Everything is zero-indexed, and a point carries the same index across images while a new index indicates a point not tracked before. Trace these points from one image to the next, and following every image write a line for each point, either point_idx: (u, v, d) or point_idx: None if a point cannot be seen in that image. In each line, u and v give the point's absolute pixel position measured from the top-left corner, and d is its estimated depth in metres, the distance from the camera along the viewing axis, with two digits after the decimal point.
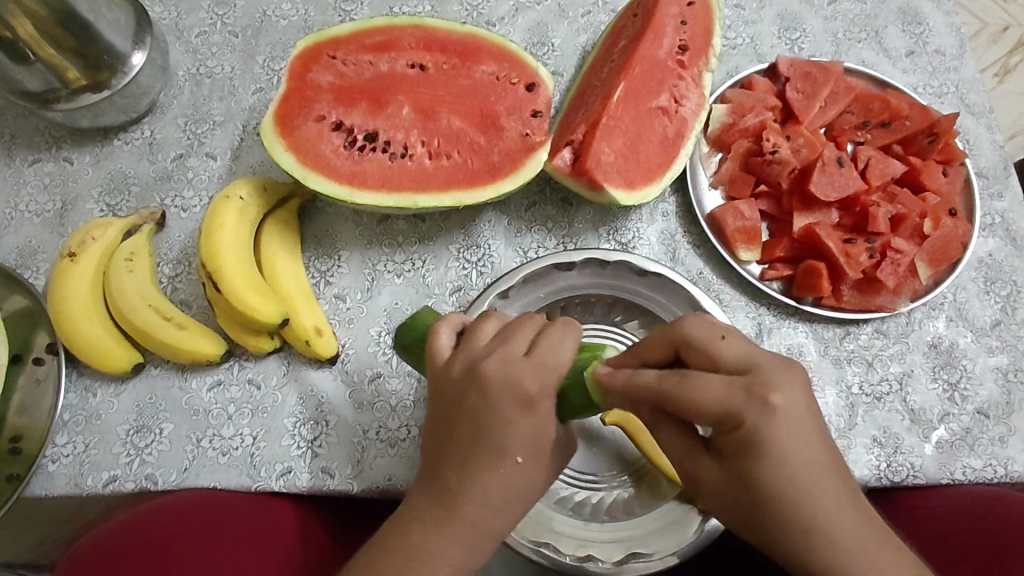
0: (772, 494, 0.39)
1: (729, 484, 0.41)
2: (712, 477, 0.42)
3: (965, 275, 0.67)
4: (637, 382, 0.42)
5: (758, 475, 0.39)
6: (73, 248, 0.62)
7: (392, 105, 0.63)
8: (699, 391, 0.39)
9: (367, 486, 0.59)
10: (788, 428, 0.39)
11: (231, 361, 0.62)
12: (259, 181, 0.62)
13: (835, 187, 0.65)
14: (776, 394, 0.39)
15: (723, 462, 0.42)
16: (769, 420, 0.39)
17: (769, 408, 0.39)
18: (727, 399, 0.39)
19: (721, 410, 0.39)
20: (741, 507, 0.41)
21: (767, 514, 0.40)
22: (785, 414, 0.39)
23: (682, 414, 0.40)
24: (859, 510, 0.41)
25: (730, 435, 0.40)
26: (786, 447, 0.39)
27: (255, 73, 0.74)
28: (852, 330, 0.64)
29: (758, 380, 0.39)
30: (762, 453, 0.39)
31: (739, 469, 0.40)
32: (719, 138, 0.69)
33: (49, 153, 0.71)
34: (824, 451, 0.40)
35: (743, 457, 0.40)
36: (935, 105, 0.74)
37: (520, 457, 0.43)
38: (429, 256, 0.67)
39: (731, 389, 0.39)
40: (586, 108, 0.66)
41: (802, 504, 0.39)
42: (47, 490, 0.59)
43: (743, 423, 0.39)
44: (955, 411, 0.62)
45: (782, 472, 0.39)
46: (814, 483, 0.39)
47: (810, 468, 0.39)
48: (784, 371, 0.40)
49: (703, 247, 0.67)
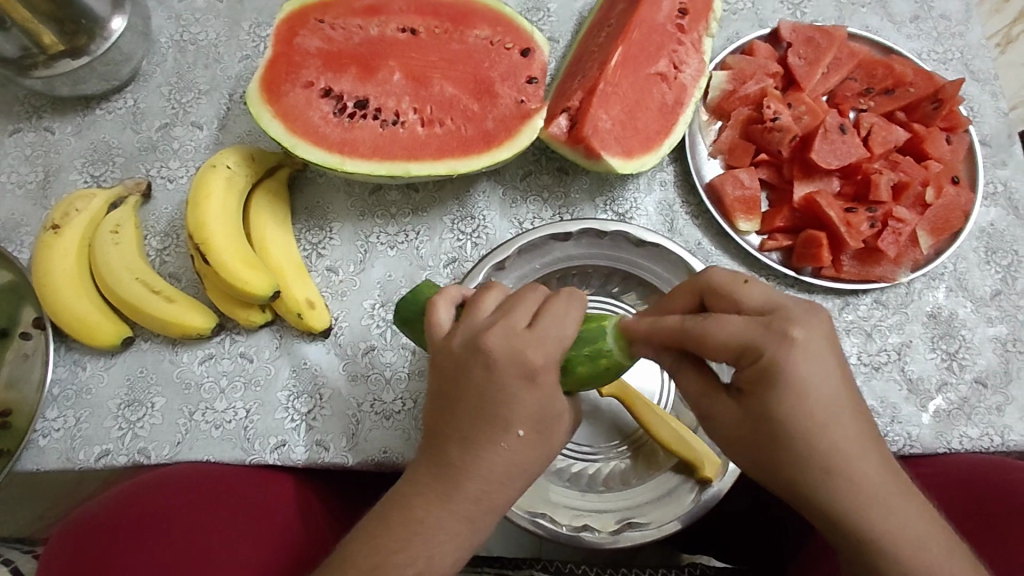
0: (790, 431, 0.38)
1: (746, 426, 0.40)
2: (728, 419, 0.41)
3: (966, 245, 0.66)
4: (658, 325, 0.42)
5: (776, 412, 0.38)
6: (56, 220, 0.61)
7: (383, 71, 0.61)
8: (717, 325, 0.39)
9: (362, 458, 0.58)
10: (809, 364, 0.38)
11: (222, 334, 0.61)
12: (247, 150, 0.60)
13: (837, 155, 0.63)
14: (798, 329, 0.38)
15: (741, 402, 0.40)
16: (789, 353, 0.37)
17: (790, 340, 0.38)
18: (747, 335, 0.38)
19: (740, 344, 0.38)
20: (757, 449, 0.40)
21: (784, 453, 0.39)
22: (806, 349, 0.38)
23: (702, 352, 0.40)
24: (879, 454, 0.39)
25: (748, 369, 0.39)
26: (806, 382, 0.38)
27: (241, 40, 0.71)
28: (851, 301, 0.64)
29: (778, 316, 0.38)
30: (782, 389, 0.38)
31: (757, 408, 0.39)
32: (719, 106, 0.67)
33: (30, 123, 0.69)
34: (845, 390, 0.39)
35: (761, 393, 0.38)
36: (939, 71, 0.73)
37: (522, 430, 0.42)
38: (423, 228, 0.65)
39: (752, 325, 0.38)
40: (583, 74, 0.65)
41: (820, 444, 0.38)
42: (38, 464, 0.58)
43: (761, 356, 0.38)
44: (953, 381, 0.62)
45: (801, 408, 0.38)
46: (834, 420, 0.38)
47: (831, 406, 0.38)
48: (808, 312, 0.39)
49: (701, 218, 0.66)
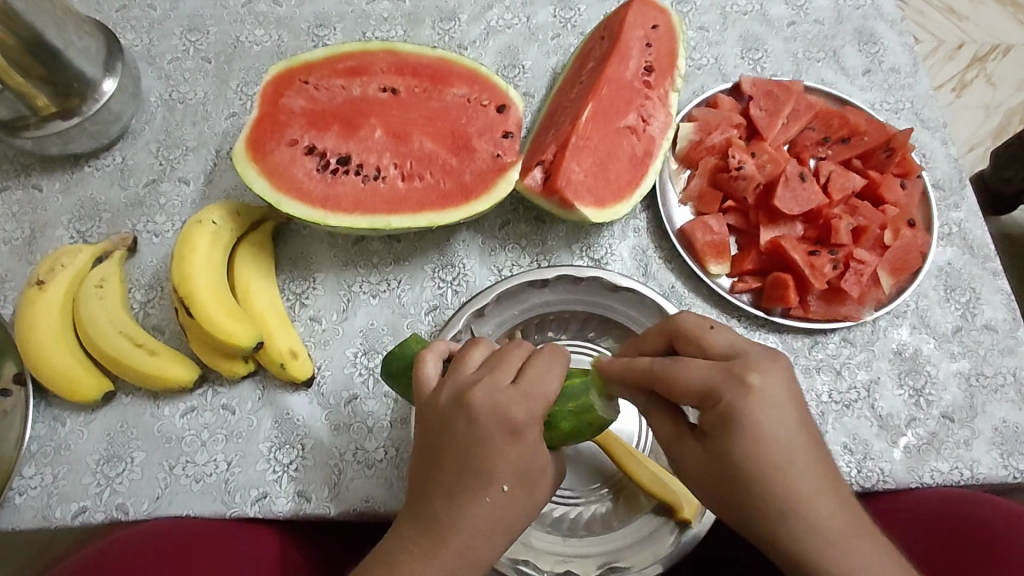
0: (749, 472, 0.40)
1: (710, 468, 0.42)
2: (693, 459, 0.43)
3: (926, 283, 0.69)
4: (630, 365, 0.44)
5: (736, 453, 0.40)
6: (41, 276, 0.61)
7: (364, 128, 0.64)
8: (683, 369, 0.41)
9: (344, 508, 0.58)
10: (767, 409, 0.40)
11: (205, 386, 0.62)
12: (232, 205, 0.62)
13: (799, 201, 0.67)
14: (755, 375, 0.40)
15: (704, 443, 0.42)
16: (747, 399, 0.40)
17: (748, 387, 0.40)
18: (709, 379, 0.40)
19: (703, 389, 0.40)
20: (718, 486, 0.42)
21: (746, 491, 0.41)
22: (764, 394, 0.40)
23: (668, 394, 0.41)
24: (838, 495, 0.41)
25: (710, 412, 0.41)
26: (764, 426, 0.40)
27: (229, 98, 0.74)
28: (820, 339, 0.66)
29: (740, 362, 0.41)
30: (741, 433, 0.40)
31: (719, 450, 0.41)
32: (687, 156, 0.71)
33: (18, 181, 0.70)
34: (804, 434, 0.41)
35: (722, 436, 0.40)
36: (892, 120, 0.77)
37: (506, 484, 0.43)
38: (404, 277, 0.67)
39: (714, 370, 0.41)
40: (556, 128, 0.68)
41: (780, 484, 0.40)
42: (13, 523, 0.58)
43: (721, 401, 0.40)
44: (921, 416, 0.64)
45: (761, 450, 0.40)
46: (793, 461, 0.40)
47: (790, 448, 0.40)
48: (768, 359, 0.41)
49: (673, 262, 0.69)
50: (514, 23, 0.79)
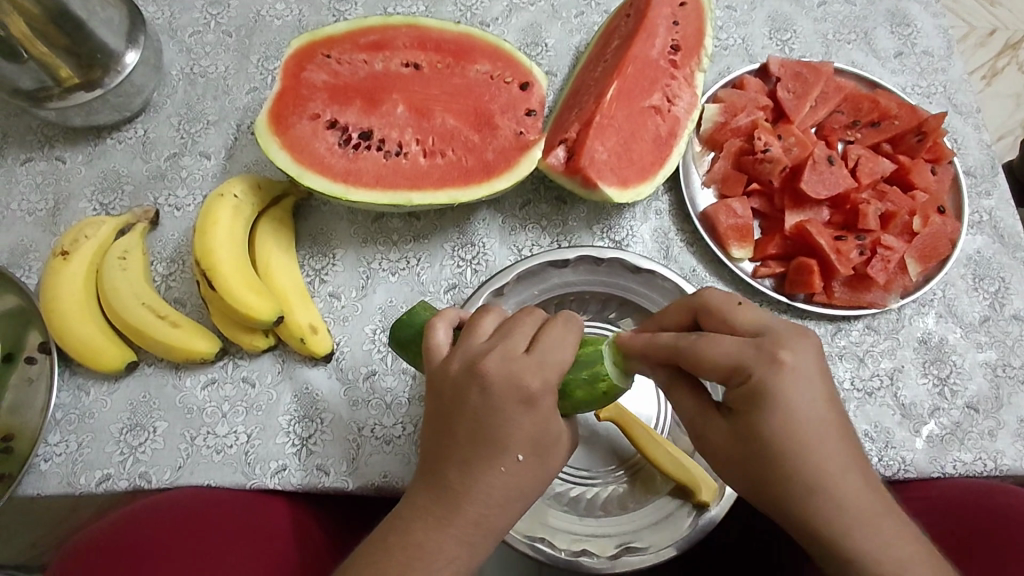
0: (777, 449, 0.39)
1: (736, 447, 0.42)
2: (719, 438, 0.43)
3: (954, 272, 0.68)
4: (653, 341, 0.44)
5: (764, 430, 0.40)
6: (65, 247, 0.62)
7: (387, 104, 0.64)
8: (710, 345, 0.40)
9: (362, 483, 0.59)
10: (797, 386, 0.39)
11: (225, 359, 0.62)
12: (253, 179, 0.62)
13: (826, 185, 0.65)
14: (786, 352, 0.39)
15: (730, 420, 0.42)
16: (777, 375, 0.39)
17: (778, 363, 0.39)
18: (737, 355, 0.40)
19: (731, 364, 0.40)
20: (744, 465, 0.42)
21: (773, 470, 0.40)
22: (794, 371, 0.39)
23: (695, 370, 0.41)
24: (867, 476, 0.40)
25: (738, 389, 0.40)
26: (794, 402, 0.39)
27: (250, 73, 0.74)
28: (844, 326, 0.65)
29: (768, 338, 0.40)
30: (770, 408, 0.39)
31: (746, 427, 0.41)
32: (712, 138, 0.69)
33: (42, 153, 0.71)
34: (833, 412, 0.40)
35: (750, 411, 0.40)
36: (923, 104, 0.75)
37: (520, 454, 0.43)
38: (424, 255, 0.67)
39: (742, 346, 0.40)
40: (580, 107, 0.67)
41: (808, 463, 0.39)
42: (39, 489, 0.59)
43: (750, 377, 0.40)
44: (945, 406, 0.63)
45: (790, 427, 0.39)
46: (822, 439, 0.39)
47: (819, 426, 0.39)
48: (798, 335, 0.40)
49: (696, 245, 0.68)
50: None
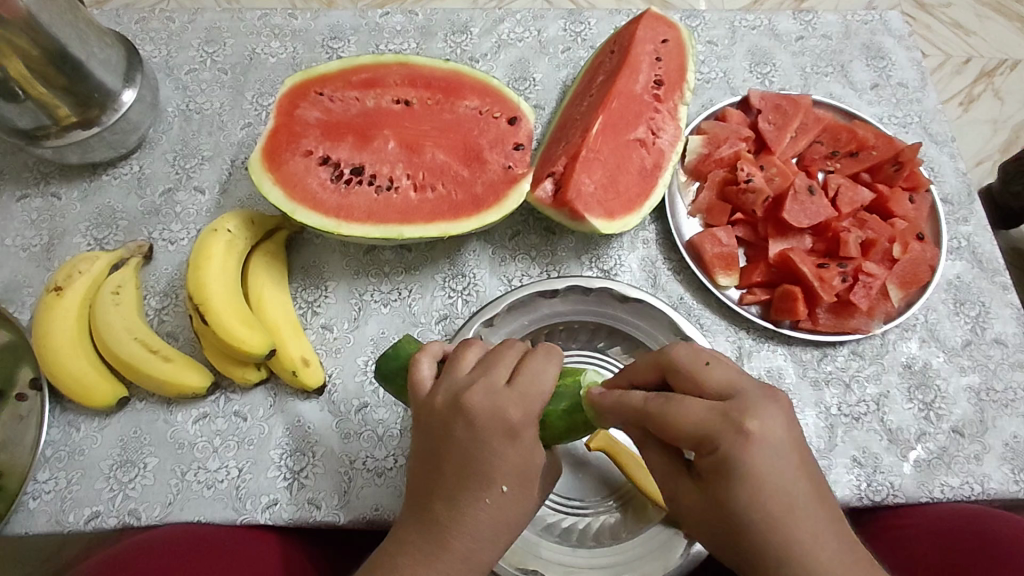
0: (749, 519, 0.40)
1: (711, 514, 0.41)
2: (694, 503, 0.43)
3: (935, 297, 0.69)
4: (623, 401, 0.43)
5: (737, 501, 0.40)
6: (59, 282, 0.62)
7: (378, 140, 0.65)
8: (679, 412, 0.40)
9: (354, 516, 0.58)
10: (765, 456, 0.39)
11: (217, 393, 0.62)
12: (247, 214, 0.63)
13: (808, 215, 0.67)
14: (752, 421, 0.39)
15: (703, 487, 0.42)
16: (745, 446, 0.39)
17: (745, 434, 0.39)
18: (706, 423, 0.40)
19: (699, 432, 0.40)
20: (721, 533, 0.41)
21: (746, 540, 0.40)
22: (762, 440, 0.39)
23: (664, 436, 0.41)
24: (840, 539, 0.40)
25: (708, 457, 0.40)
26: (762, 471, 0.39)
27: (244, 109, 0.76)
28: (830, 352, 0.66)
29: (736, 406, 0.40)
30: (741, 478, 0.39)
31: (718, 496, 0.40)
32: (696, 169, 0.71)
33: (37, 189, 0.72)
34: (803, 478, 0.40)
35: (722, 480, 0.40)
36: (900, 134, 0.78)
37: (506, 486, 0.43)
38: (415, 286, 0.68)
39: (710, 414, 0.40)
40: (566, 140, 0.69)
41: (779, 533, 0.39)
42: (26, 528, 0.58)
43: (718, 447, 0.39)
44: (932, 431, 0.63)
45: (759, 497, 0.39)
46: (792, 507, 0.39)
47: (788, 494, 0.39)
48: (764, 399, 0.40)
49: (682, 274, 0.69)
50: (524, 37, 0.80)
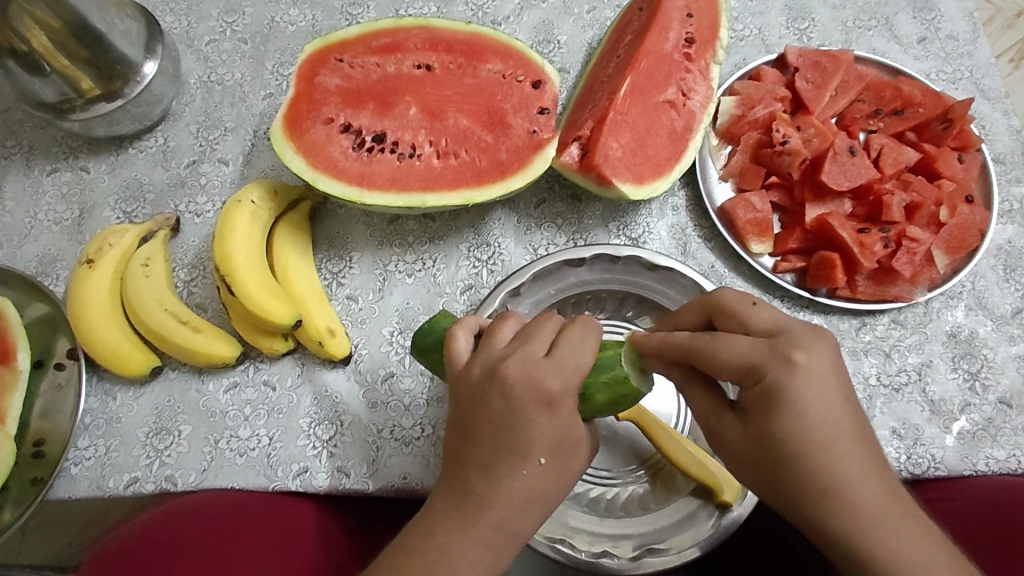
0: (790, 450, 0.38)
1: (751, 448, 0.41)
2: (733, 440, 0.42)
3: (984, 263, 0.66)
4: (667, 340, 0.43)
5: (779, 432, 0.39)
6: (90, 255, 0.63)
7: (399, 106, 0.64)
8: (725, 345, 0.39)
9: (383, 484, 0.59)
10: (812, 390, 0.38)
11: (246, 363, 0.63)
12: (270, 185, 0.63)
13: (848, 176, 0.64)
14: (801, 353, 0.38)
15: (745, 423, 0.41)
16: (791, 376, 0.38)
17: (793, 364, 0.38)
18: (751, 354, 0.39)
19: (745, 363, 0.39)
20: (760, 467, 0.41)
21: (788, 476, 0.39)
22: (809, 372, 0.38)
23: (709, 368, 0.40)
24: (885, 477, 0.39)
25: (752, 389, 0.39)
26: (808, 403, 0.38)
27: (265, 79, 0.75)
28: (868, 321, 0.64)
29: (783, 339, 0.39)
30: (786, 410, 0.38)
31: (760, 428, 0.40)
32: (729, 130, 0.68)
33: (66, 163, 0.72)
34: (850, 413, 0.39)
35: (764, 413, 0.39)
36: (949, 91, 0.73)
37: (543, 458, 0.43)
38: (439, 256, 0.67)
39: (756, 345, 0.39)
40: (593, 103, 0.66)
41: (825, 469, 0.38)
42: (70, 492, 0.60)
43: (763, 378, 0.38)
44: (977, 401, 0.61)
45: (804, 431, 0.38)
46: (839, 444, 0.38)
47: (835, 426, 0.38)
48: (813, 336, 0.39)
49: (714, 241, 0.67)
50: None
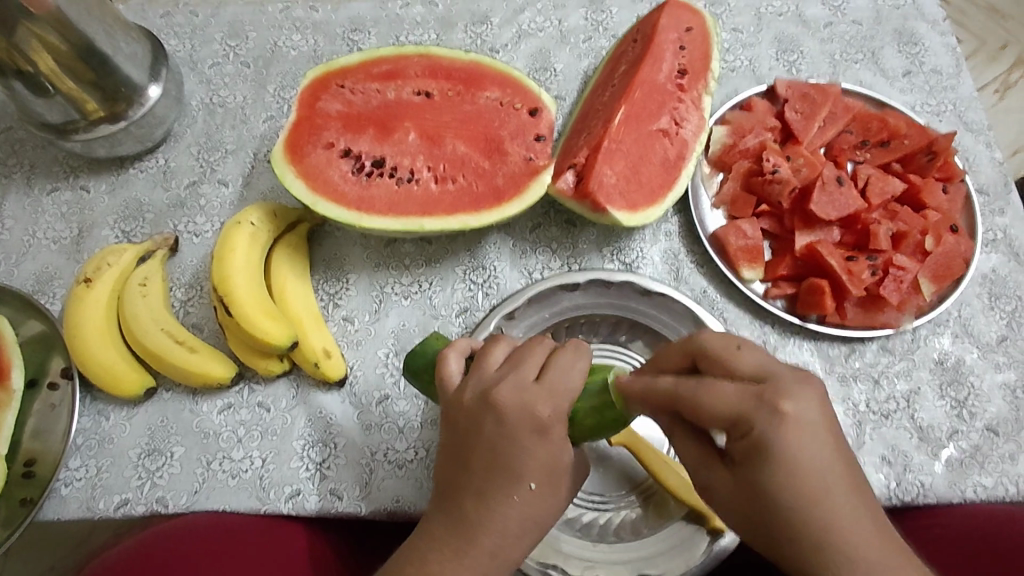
0: (780, 500, 0.39)
1: (742, 497, 0.41)
2: (723, 486, 0.42)
3: (969, 291, 0.67)
4: (652, 387, 0.42)
5: (769, 481, 0.39)
6: (88, 274, 0.64)
7: (399, 131, 0.65)
8: (711, 396, 0.39)
9: (375, 507, 0.59)
10: (800, 439, 0.38)
11: (241, 383, 0.63)
12: (269, 207, 0.63)
13: (836, 207, 0.65)
14: (788, 403, 0.38)
15: (734, 471, 0.41)
16: (779, 427, 0.38)
17: (780, 415, 0.38)
18: (739, 406, 0.39)
19: (733, 415, 0.39)
20: (752, 517, 0.41)
21: (780, 524, 0.39)
22: (796, 422, 0.38)
23: (695, 417, 0.40)
24: (878, 526, 0.40)
25: (741, 440, 0.39)
26: (796, 452, 0.38)
27: (267, 102, 0.76)
28: (858, 347, 0.65)
29: (770, 388, 0.39)
30: (774, 459, 0.38)
31: (751, 478, 0.40)
32: (720, 159, 0.70)
33: (67, 182, 0.73)
34: (838, 462, 0.39)
35: (754, 463, 0.39)
36: (933, 123, 0.75)
37: (534, 483, 0.43)
38: (435, 279, 0.68)
39: (744, 397, 0.39)
40: (588, 132, 0.68)
41: (816, 517, 0.39)
42: (59, 513, 0.60)
43: (752, 429, 0.39)
44: (964, 429, 0.62)
45: (794, 479, 0.39)
46: (828, 492, 0.39)
47: (822, 474, 0.39)
48: (800, 382, 0.39)
49: (706, 266, 0.68)
50: (546, 26, 0.79)
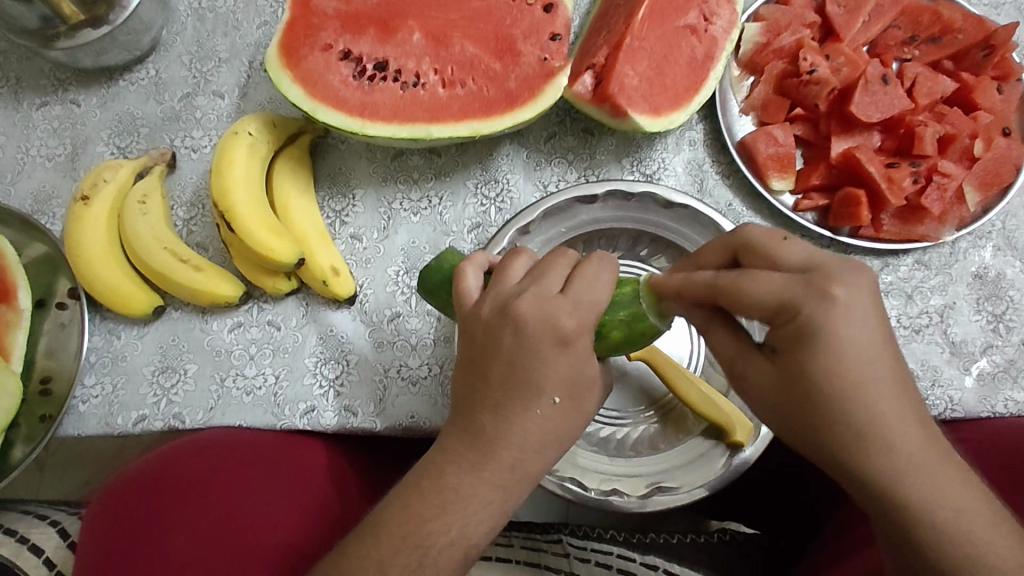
0: (822, 390, 0.37)
1: (780, 389, 0.39)
2: (761, 380, 0.40)
3: (1017, 201, 0.62)
4: (688, 283, 0.41)
5: (813, 371, 0.37)
6: (85, 191, 0.61)
7: (402, 31, 0.60)
8: (755, 282, 0.38)
9: (390, 423, 0.58)
10: (850, 324, 0.36)
11: (250, 303, 0.62)
12: (268, 117, 0.60)
13: (879, 108, 0.60)
14: (839, 288, 0.36)
15: (775, 361, 0.40)
16: (828, 311, 0.36)
17: (830, 299, 0.36)
18: (783, 292, 0.37)
19: (778, 301, 0.37)
20: (788, 410, 0.39)
21: (819, 415, 0.38)
22: (846, 308, 0.36)
23: (736, 306, 0.38)
24: (924, 422, 0.38)
25: (785, 327, 0.38)
26: (843, 340, 0.36)
27: (259, 6, 0.70)
28: (891, 262, 0.61)
29: (819, 273, 0.37)
30: (820, 347, 0.36)
31: (792, 368, 0.38)
32: (752, 60, 0.64)
33: (56, 96, 0.69)
34: (889, 354, 0.37)
35: (795, 350, 0.37)
36: (990, 16, 0.68)
37: (557, 397, 0.42)
38: (445, 193, 0.65)
39: (789, 283, 0.37)
40: (608, 30, 0.62)
41: (861, 408, 0.37)
42: (79, 429, 0.60)
43: (799, 313, 0.37)
44: (999, 343, 0.59)
45: (839, 369, 0.37)
46: (876, 382, 0.37)
47: (871, 364, 0.37)
48: (852, 270, 0.37)
49: (732, 177, 0.64)
50: None
